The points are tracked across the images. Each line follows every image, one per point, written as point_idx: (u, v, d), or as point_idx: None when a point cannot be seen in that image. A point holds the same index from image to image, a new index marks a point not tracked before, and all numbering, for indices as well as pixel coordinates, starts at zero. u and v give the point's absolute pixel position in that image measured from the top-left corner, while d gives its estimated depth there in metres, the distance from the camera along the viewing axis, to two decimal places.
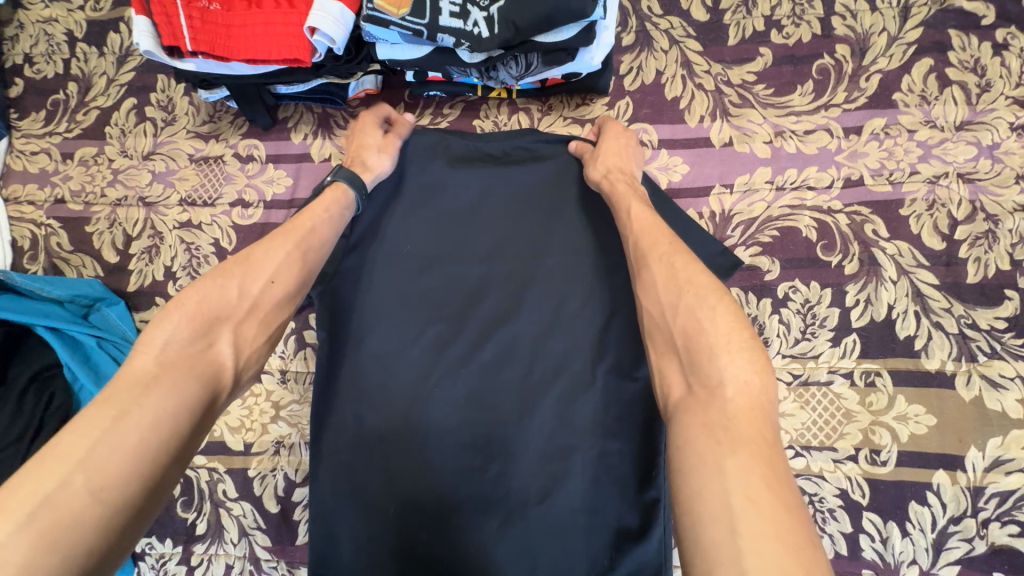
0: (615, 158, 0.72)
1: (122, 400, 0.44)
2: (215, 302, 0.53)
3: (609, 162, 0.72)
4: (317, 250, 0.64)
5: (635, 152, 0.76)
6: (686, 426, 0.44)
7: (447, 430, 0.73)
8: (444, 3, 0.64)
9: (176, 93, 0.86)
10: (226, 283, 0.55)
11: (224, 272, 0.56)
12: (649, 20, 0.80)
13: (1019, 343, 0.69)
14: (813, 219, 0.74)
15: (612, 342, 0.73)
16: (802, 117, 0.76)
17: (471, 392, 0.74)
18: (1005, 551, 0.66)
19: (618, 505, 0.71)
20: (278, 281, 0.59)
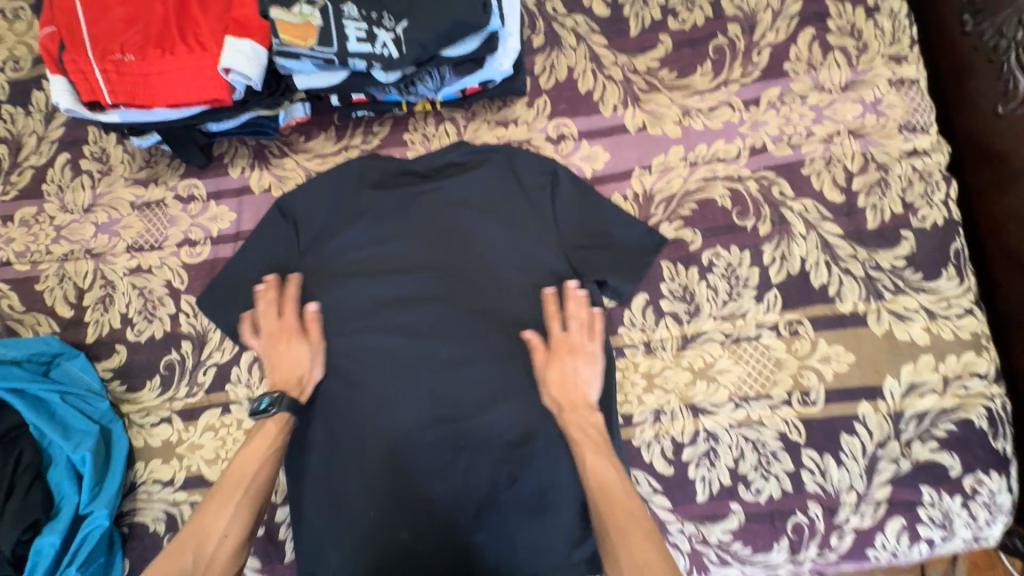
0: (562, 387, 0.73)
1: None
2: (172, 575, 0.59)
3: (558, 394, 0.73)
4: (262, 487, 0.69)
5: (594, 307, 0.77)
6: None
7: (415, 430, 0.78)
8: (350, 29, 0.67)
9: (109, 143, 0.88)
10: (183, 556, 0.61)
11: (180, 548, 0.61)
12: (556, 21, 0.85)
13: (917, 277, 0.77)
14: (727, 188, 0.80)
15: None
16: (705, 95, 0.82)
17: (434, 393, 0.79)
18: (927, 466, 0.74)
19: None
20: (232, 531, 0.64)
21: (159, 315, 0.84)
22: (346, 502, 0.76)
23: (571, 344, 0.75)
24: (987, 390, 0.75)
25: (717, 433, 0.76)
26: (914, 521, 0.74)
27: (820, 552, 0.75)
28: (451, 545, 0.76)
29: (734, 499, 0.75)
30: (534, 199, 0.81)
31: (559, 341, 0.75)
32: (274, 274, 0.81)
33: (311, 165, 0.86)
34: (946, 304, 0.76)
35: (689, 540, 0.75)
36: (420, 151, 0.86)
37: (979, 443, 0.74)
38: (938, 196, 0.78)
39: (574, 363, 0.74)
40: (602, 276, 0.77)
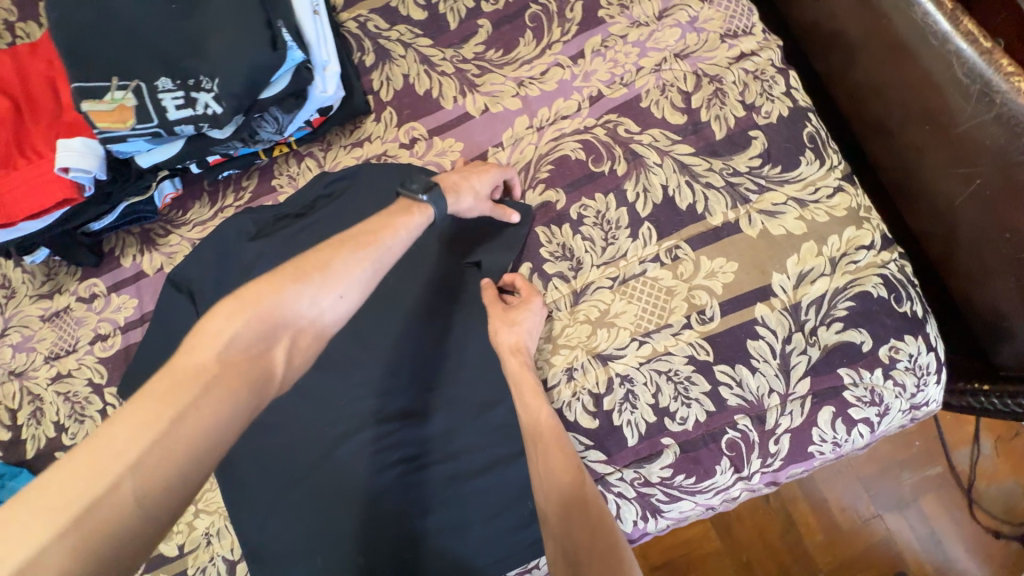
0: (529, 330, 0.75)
1: (177, 399, 0.45)
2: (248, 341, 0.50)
3: (518, 334, 0.75)
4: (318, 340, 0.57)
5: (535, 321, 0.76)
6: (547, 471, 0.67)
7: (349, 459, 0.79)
8: (167, 99, 0.70)
9: (9, 268, 0.92)
10: (247, 323, 0.51)
11: (256, 304, 0.51)
12: (380, 37, 0.89)
13: (777, 171, 0.77)
14: (577, 141, 0.82)
15: (455, 325, 0.82)
16: (534, 63, 0.85)
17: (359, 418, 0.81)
18: (839, 347, 0.73)
19: (513, 454, 0.79)
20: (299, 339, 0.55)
21: (88, 414, 0.86)
22: (298, 550, 0.78)
23: (518, 301, 0.78)
24: (877, 259, 0.75)
25: (629, 374, 0.76)
26: (844, 406, 0.73)
27: (763, 462, 0.74)
28: (412, 556, 0.76)
29: (664, 434, 0.75)
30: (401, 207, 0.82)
31: (524, 288, 0.79)
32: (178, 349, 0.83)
33: (193, 234, 0.90)
34: (814, 189, 0.77)
35: (632, 485, 0.75)
36: (290, 192, 0.89)
37: (884, 312, 0.74)
38: (778, 89, 0.80)
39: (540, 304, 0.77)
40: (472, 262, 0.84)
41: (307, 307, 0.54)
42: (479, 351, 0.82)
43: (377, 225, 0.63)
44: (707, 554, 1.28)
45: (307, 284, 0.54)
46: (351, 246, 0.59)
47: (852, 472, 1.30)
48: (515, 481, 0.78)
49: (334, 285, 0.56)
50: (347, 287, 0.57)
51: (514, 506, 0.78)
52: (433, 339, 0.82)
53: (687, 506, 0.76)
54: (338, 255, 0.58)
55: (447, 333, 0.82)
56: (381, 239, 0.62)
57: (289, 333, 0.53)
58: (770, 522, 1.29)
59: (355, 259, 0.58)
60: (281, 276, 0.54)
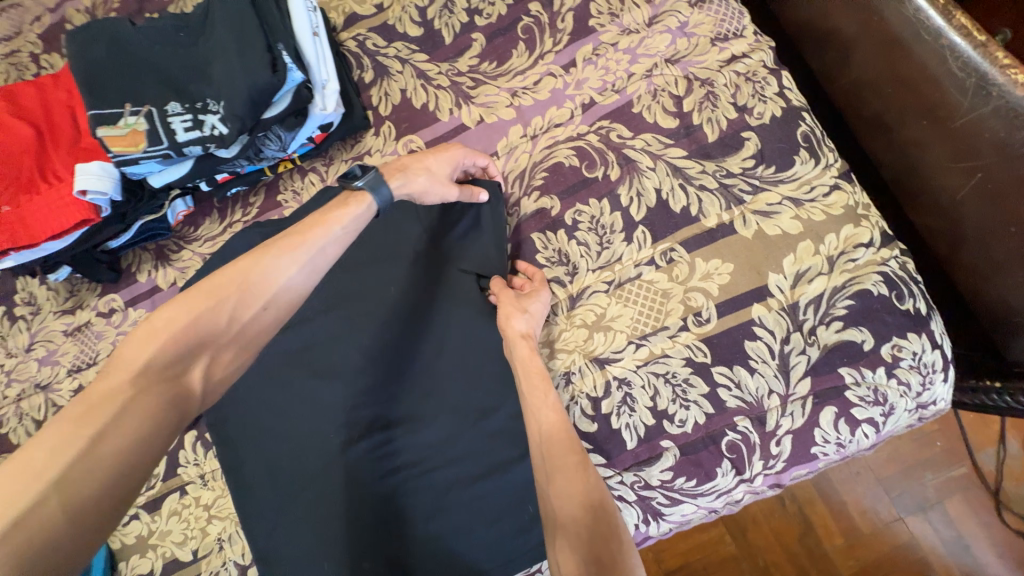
0: (536, 318, 0.76)
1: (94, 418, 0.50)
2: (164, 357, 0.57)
3: (529, 324, 0.76)
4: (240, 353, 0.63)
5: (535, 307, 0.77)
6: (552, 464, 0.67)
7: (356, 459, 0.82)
8: (176, 122, 0.74)
9: (35, 286, 0.97)
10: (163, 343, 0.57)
11: (169, 328, 0.58)
12: (378, 54, 0.92)
13: (770, 172, 0.77)
14: (570, 148, 0.83)
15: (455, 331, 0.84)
16: (526, 73, 0.87)
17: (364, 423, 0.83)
18: (839, 347, 0.72)
19: (515, 458, 0.80)
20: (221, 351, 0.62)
21: None
22: (306, 552, 0.80)
23: (528, 290, 0.79)
24: (877, 257, 0.74)
25: (627, 377, 0.76)
26: (846, 406, 0.72)
27: (765, 464, 0.74)
28: (415, 559, 0.77)
29: (664, 436, 0.75)
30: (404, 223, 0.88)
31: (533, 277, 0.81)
32: None
33: (204, 249, 0.93)
34: (809, 188, 0.77)
35: (633, 489, 0.76)
36: (294, 207, 0.92)
37: (885, 310, 0.73)
38: (770, 90, 0.80)
39: (547, 293, 0.79)
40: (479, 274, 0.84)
41: (224, 324, 0.61)
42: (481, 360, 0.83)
43: (307, 226, 0.69)
44: (721, 561, 1.26)
45: (224, 301, 0.61)
46: (274, 255, 0.65)
47: (870, 474, 1.27)
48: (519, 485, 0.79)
49: (253, 301, 0.63)
50: (268, 298, 0.65)
51: (516, 510, 0.79)
52: (434, 345, 0.84)
53: (689, 509, 0.76)
54: (256, 269, 0.64)
55: (447, 339, 0.84)
56: (314, 230, 0.68)
57: (216, 346, 0.61)
58: (787, 526, 1.26)
59: (278, 261, 0.65)
60: (198, 297, 0.61)
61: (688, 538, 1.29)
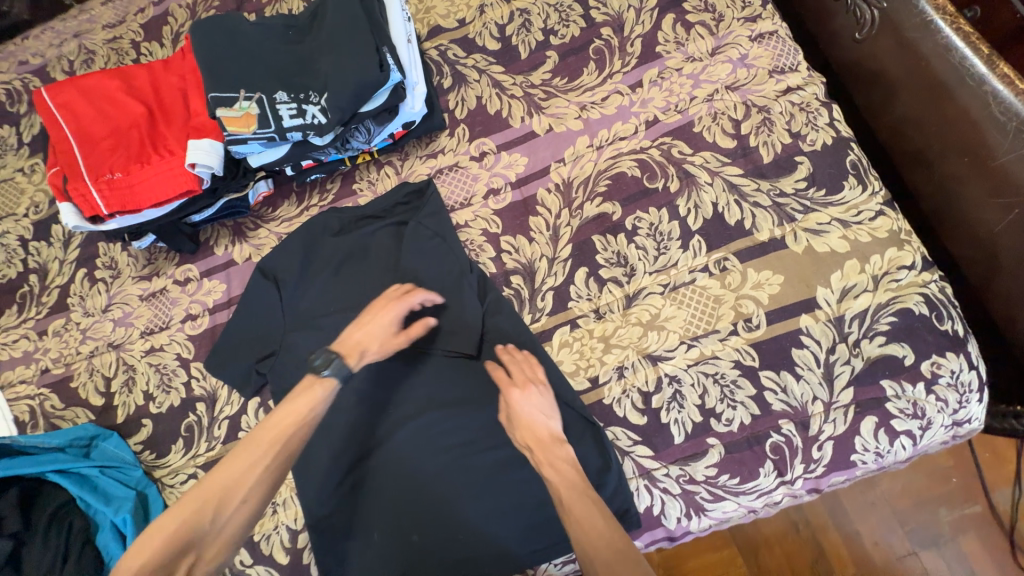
0: (528, 427, 0.75)
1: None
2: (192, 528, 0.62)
3: (526, 434, 0.75)
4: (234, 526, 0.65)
5: (538, 405, 0.76)
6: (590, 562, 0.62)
7: (410, 436, 0.86)
8: (283, 109, 0.82)
9: (116, 252, 1.04)
10: (203, 510, 0.63)
11: (203, 496, 0.64)
12: (458, 63, 1.01)
13: (821, 194, 0.84)
14: (633, 160, 0.90)
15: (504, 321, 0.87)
16: (596, 89, 0.94)
17: (422, 404, 0.87)
18: (881, 360, 0.77)
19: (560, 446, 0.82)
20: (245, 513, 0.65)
21: (175, 386, 0.95)
22: (358, 518, 0.84)
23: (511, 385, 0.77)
24: (918, 279, 0.79)
25: (677, 375, 0.81)
26: (886, 417, 0.76)
27: (806, 467, 0.77)
28: (462, 536, 0.81)
29: (709, 434, 0.79)
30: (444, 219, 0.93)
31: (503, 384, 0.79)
32: (267, 331, 0.93)
33: (281, 229, 1.00)
34: (857, 212, 0.83)
35: (678, 482, 0.79)
36: (369, 196, 0.98)
37: (925, 329, 0.78)
38: (822, 120, 0.87)
39: (520, 395, 0.76)
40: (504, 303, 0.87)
41: (212, 521, 0.63)
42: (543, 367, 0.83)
43: (278, 425, 0.70)
44: None
45: (210, 504, 0.63)
46: (244, 455, 0.67)
47: (886, 506, 1.34)
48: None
49: (232, 500, 0.65)
50: (246, 490, 0.65)
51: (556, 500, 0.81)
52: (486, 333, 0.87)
53: (730, 506, 0.79)
54: (244, 467, 0.66)
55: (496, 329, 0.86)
56: (291, 428, 0.70)
57: (201, 548, 0.62)
58: (800, 551, 1.33)
59: (257, 464, 0.67)
60: (191, 500, 0.63)
61: (700, 557, 1.36)
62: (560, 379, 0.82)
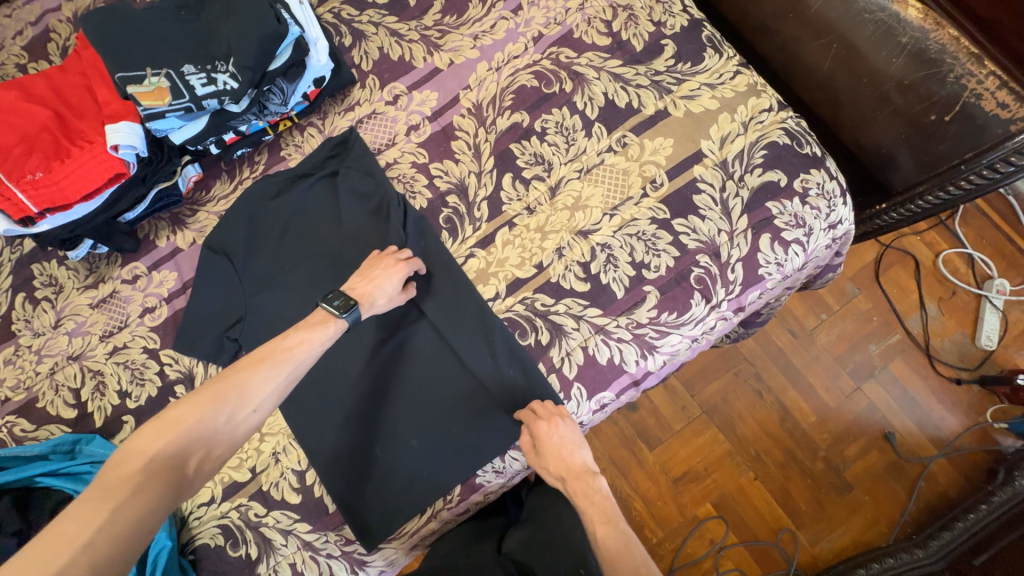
0: (559, 458, 0.83)
1: (113, 489, 0.58)
2: (202, 426, 0.64)
3: (559, 463, 0.83)
4: (232, 436, 0.66)
5: (572, 438, 0.84)
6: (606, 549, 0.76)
7: (382, 380, 0.93)
8: (193, 80, 0.86)
9: (54, 269, 1.04)
10: (220, 408, 0.65)
11: (218, 397, 0.66)
12: (353, 21, 1.08)
13: (688, 67, 0.98)
14: (529, 74, 1.01)
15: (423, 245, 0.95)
16: (483, 20, 1.04)
17: (385, 348, 0.93)
18: (763, 187, 0.92)
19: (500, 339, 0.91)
20: (260, 410, 0.68)
21: (148, 376, 0.97)
22: (354, 448, 0.91)
23: (543, 423, 0.84)
24: (778, 117, 0.95)
25: (607, 242, 0.93)
26: (776, 231, 0.91)
27: (727, 289, 0.92)
28: (454, 429, 0.89)
29: (645, 283, 0.92)
30: (366, 160, 0.99)
31: (525, 418, 0.86)
32: (230, 301, 0.97)
33: (219, 208, 1.03)
34: (720, 75, 0.97)
35: (628, 329, 0.91)
36: (299, 158, 1.04)
37: (791, 155, 0.94)
38: (676, 8, 1.01)
39: (549, 429, 0.83)
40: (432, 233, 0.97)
41: (223, 421, 0.65)
42: (473, 302, 0.93)
43: (291, 348, 0.73)
44: (719, 456, 1.48)
45: (229, 403, 0.66)
46: (261, 371, 0.69)
47: (827, 356, 1.54)
48: (517, 372, 0.90)
49: (246, 402, 0.67)
50: (258, 401, 0.68)
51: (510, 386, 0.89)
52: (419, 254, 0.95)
53: (676, 339, 0.92)
54: (257, 375, 0.69)
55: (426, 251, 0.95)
56: (303, 351, 0.73)
57: (210, 445, 0.64)
58: (767, 414, 1.50)
59: (266, 377, 0.69)
60: (205, 398, 0.65)
61: (687, 446, 1.49)
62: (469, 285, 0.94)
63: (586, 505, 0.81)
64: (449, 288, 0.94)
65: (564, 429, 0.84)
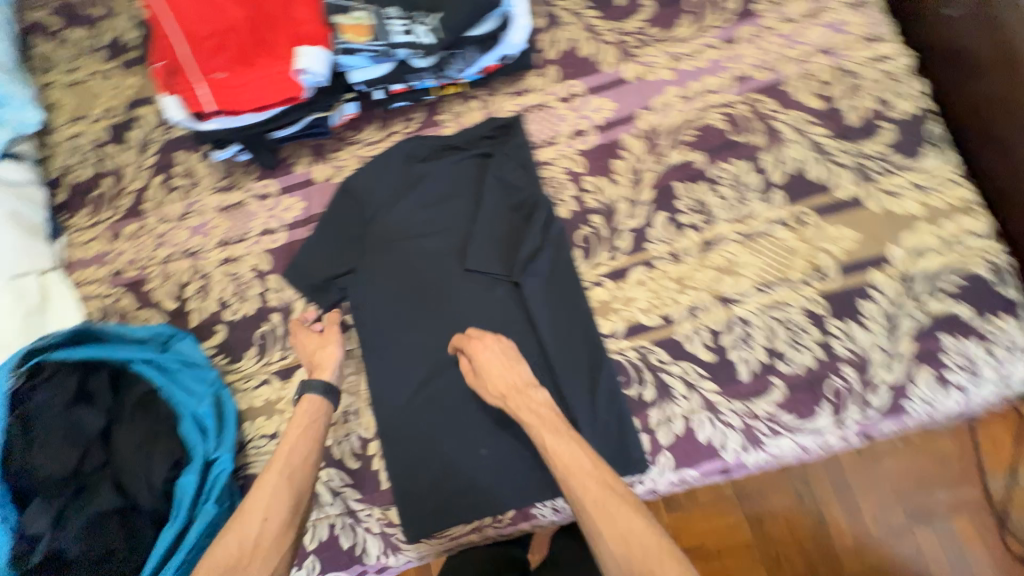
0: (497, 376, 0.79)
1: None
2: (225, 549, 0.69)
3: (500, 382, 0.79)
4: (259, 543, 0.70)
5: (505, 351, 0.81)
6: (577, 484, 0.66)
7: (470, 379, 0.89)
8: (394, 25, 0.86)
9: (194, 162, 1.06)
10: (236, 530, 0.71)
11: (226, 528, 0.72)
12: (552, 4, 1.04)
13: (900, 159, 0.87)
14: (721, 113, 0.94)
15: (555, 257, 0.90)
16: (690, 41, 0.98)
17: None
18: (944, 317, 0.82)
19: (606, 381, 0.85)
20: (272, 513, 0.73)
21: (249, 295, 0.98)
22: (421, 436, 0.88)
23: (475, 341, 0.82)
24: (988, 246, 0.83)
25: (749, 318, 0.85)
26: (941, 368, 0.80)
27: (862, 411, 0.82)
28: (529, 453, 0.86)
29: (774, 374, 0.83)
30: (521, 152, 0.94)
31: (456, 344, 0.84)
32: (348, 247, 0.96)
33: (364, 152, 1.02)
34: (934, 178, 0.86)
35: (740, 416, 0.83)
36: (454, 127, 1.00)
37: (988, 292, 0.82)
38: (907, 90, 0.90)
39: (480, 344, 0.82)
40: (567, 250, 0.90)
41: (249, 541, 0.70)
42: (588, 333, 0.87)
43: (278, 455, 0.78)
44: None
45: (246, 529, 0.71)
46: (261, 485, 0.75)
47: None
48: (609, 420, 0.84)
49: (260, 508, 0.73)
50: (268, 509, 0.73)
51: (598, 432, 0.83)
52: (545, 266, 0.89)
53: (787, 443, 0.83)
54: (263, 486, 0.75)
55: (554, 266, 0.89)
56: (285, 454, 0.78)
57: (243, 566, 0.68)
58: None
59: (268, 485, 0.75)
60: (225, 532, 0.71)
61: None
62: (591, 318, 0.87)
63: (533, 424, 0.74)
64: (565, 308, 0.88)
65: (491, 340, 0.83)
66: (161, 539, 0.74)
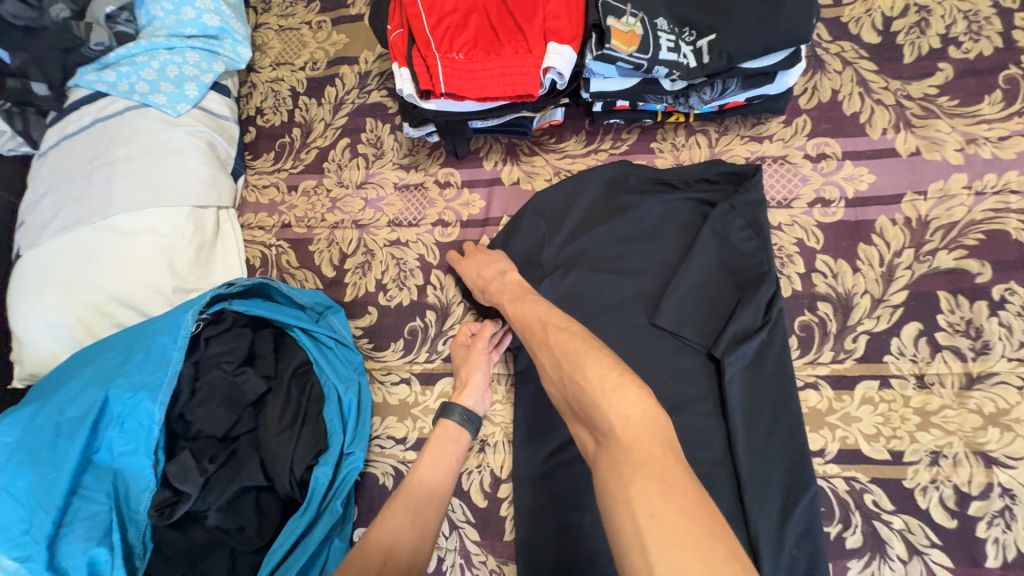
0: (486, 267, 0.80)
1: None
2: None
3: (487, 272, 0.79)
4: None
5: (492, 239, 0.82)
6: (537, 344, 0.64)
7: None
8: (662, 39, 0.75)
9: (384, 132, 1.02)
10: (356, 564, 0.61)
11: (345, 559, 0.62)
12: (820, 46, 0.90)
13: None
14: (1021, 222, 0.76)
15: (767, 344, 0.75)
16: (995, 124, 0.81)
17: None
18: None
19: (804, 512, 0.68)
20: (392, 557, 0.63)
21: (409, 284, 0.92)
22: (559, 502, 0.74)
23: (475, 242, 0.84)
24: None
25: (1015, 490, 0.66)
26: None
27: None
28: None
29: None
30: (750, 211, 0.80)
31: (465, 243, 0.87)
32: (523, 261, 0.85)
33: (561, 163, 0.93)
34: None
35: None
36: (669, 159, 0.90)
37: None
38: None
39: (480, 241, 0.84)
40: (783, 340, 0.75)
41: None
42: (794, 447, 0.70)
43: (408, 486, 0.71)
44: None
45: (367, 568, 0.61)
46: (388, 517, 0.67)
47: None
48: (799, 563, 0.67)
49: (386, 545, 0.64)
50: (391, 548, 0.64)
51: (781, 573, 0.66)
52: (754, 352, 0.74)
53: None
54: (390, 517, 0.67)
55: (764, 354, 0.74)
56: (417, 487, 0.71)
57: None
58: None
59: (395, 519, 0.67)
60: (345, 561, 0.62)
61: None
62: (801, 429, 0.71)
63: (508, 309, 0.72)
64: (768, 407, 0.72)
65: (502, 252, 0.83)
66: (287, 531, 0.70)
